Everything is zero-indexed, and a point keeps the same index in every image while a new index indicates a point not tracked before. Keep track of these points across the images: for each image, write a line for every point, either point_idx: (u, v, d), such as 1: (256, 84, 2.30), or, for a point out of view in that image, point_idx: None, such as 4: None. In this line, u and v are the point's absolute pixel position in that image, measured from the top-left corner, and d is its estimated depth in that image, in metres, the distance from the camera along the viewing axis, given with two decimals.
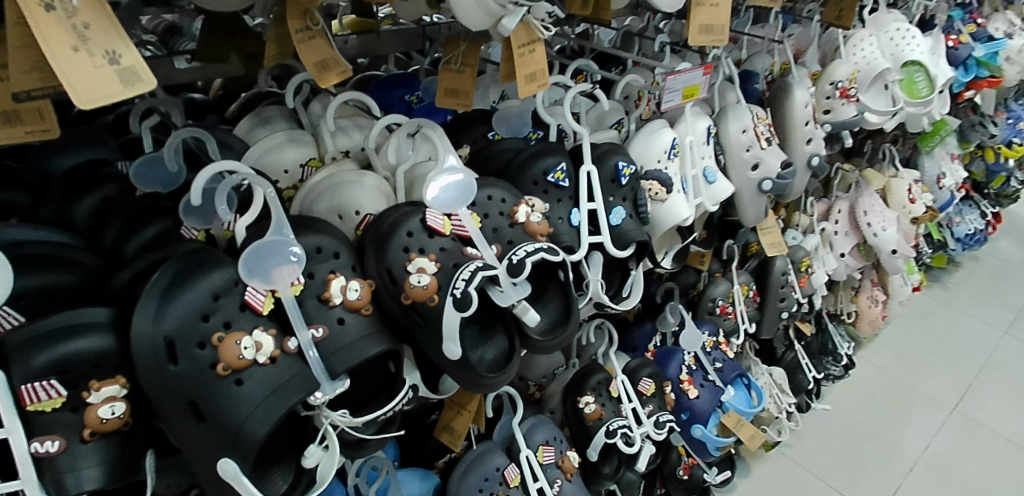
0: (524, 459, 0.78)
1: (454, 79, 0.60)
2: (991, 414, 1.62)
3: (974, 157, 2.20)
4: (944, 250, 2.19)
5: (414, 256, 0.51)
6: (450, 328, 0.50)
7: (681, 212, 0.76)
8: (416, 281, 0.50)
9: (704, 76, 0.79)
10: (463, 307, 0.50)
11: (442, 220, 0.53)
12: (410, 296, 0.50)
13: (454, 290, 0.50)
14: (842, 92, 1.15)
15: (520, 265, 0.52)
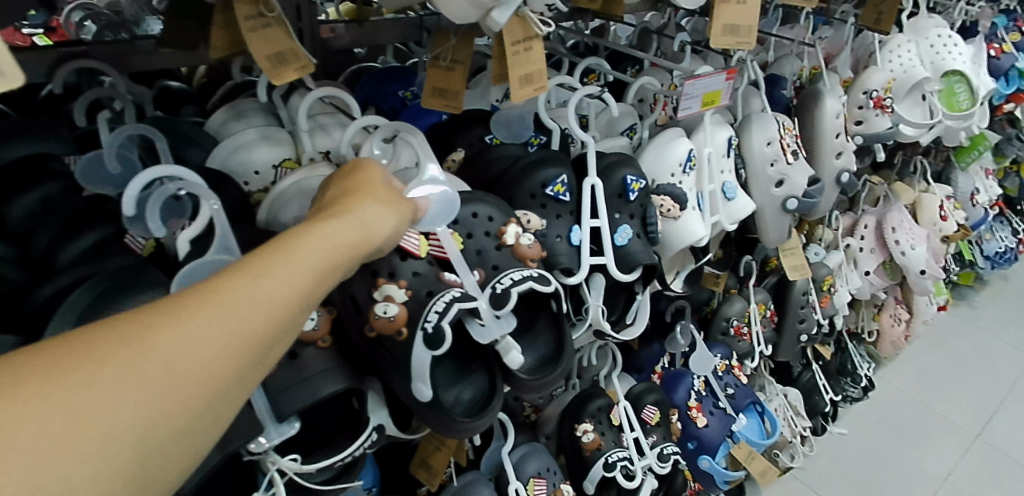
0: (513, 492, 0.71)
1: (443, 78, 0.54)
2: (1016, 443, 1.53)
3: (1008, 172, 2.09)
4: (972, 267, 2.08)
5: (382, 282, 0.45)
6: (419, 367, 0.44)
7: (695, 232, 0.68)
8: (384, 313, 0.44)
9: (727, 81, 0.71)
10: (435, 345, 0.44)
11: (417, 241, 0.46)
12: (375, 328, 0.44)
13: (426, 324, 0.44)
14: (876, 102, 1.06)
15: (505, 296, 0.47)
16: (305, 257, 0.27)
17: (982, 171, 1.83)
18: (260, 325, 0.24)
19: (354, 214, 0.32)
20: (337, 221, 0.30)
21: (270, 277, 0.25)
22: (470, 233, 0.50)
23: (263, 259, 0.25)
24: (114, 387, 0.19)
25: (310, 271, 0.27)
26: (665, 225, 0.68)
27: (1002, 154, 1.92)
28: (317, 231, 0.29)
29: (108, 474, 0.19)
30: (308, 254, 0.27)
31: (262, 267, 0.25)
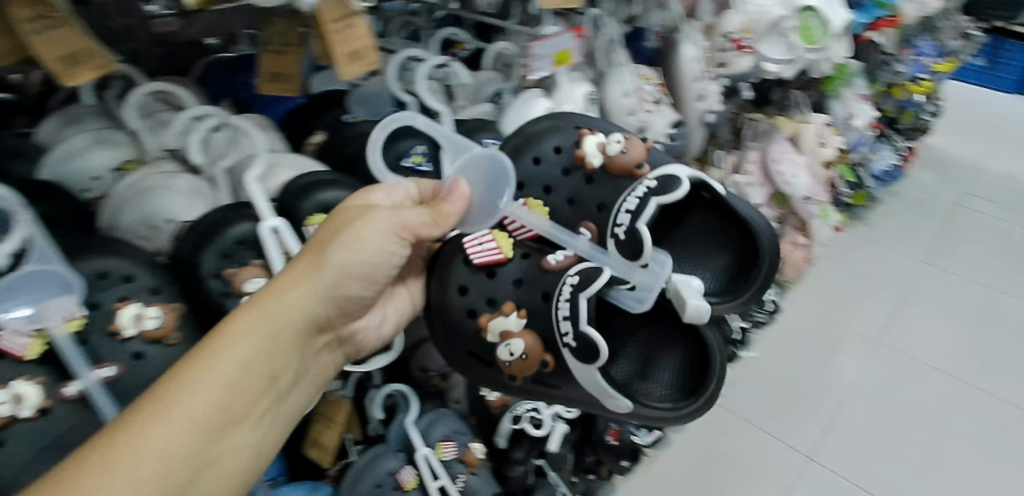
0: (422, 458, 0.73)
1: (276, 62, 0.57)
2: (915, 344, 1.64)
3: (885, 95, 2.11)
4: (863, 188, 2.10)
5: (485, 323, 0.59)
6: (586, 375, 0.53)
7: (676, 171, 0.61)
8: (512, 352, 0.56)
9: (576, 40, 0.74)
10: (591, 359, 0.52)
11: (496, 238, 0.61)
12: (512, 369, 0.57)
13: (568, 341, 0.53)
14: (734, 43, 1.13)
15: (636, 236, 0.57)
16: (258, 338, 0.38)
17: (857, 96, 1.89)
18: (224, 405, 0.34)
19: (304, 282, 0.42)
20: (290, 295, 0.41)
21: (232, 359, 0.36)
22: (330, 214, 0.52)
23: (222, 351, 0.36)
24: (141, 465, 0.29)
25: (260, 349, 0.38)
26: (652, 176, 0.60)
27: (875, 79, 2.01)
28: (267, 309, 0.40)
29: None
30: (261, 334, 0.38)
31: (226, 351, 0.36)
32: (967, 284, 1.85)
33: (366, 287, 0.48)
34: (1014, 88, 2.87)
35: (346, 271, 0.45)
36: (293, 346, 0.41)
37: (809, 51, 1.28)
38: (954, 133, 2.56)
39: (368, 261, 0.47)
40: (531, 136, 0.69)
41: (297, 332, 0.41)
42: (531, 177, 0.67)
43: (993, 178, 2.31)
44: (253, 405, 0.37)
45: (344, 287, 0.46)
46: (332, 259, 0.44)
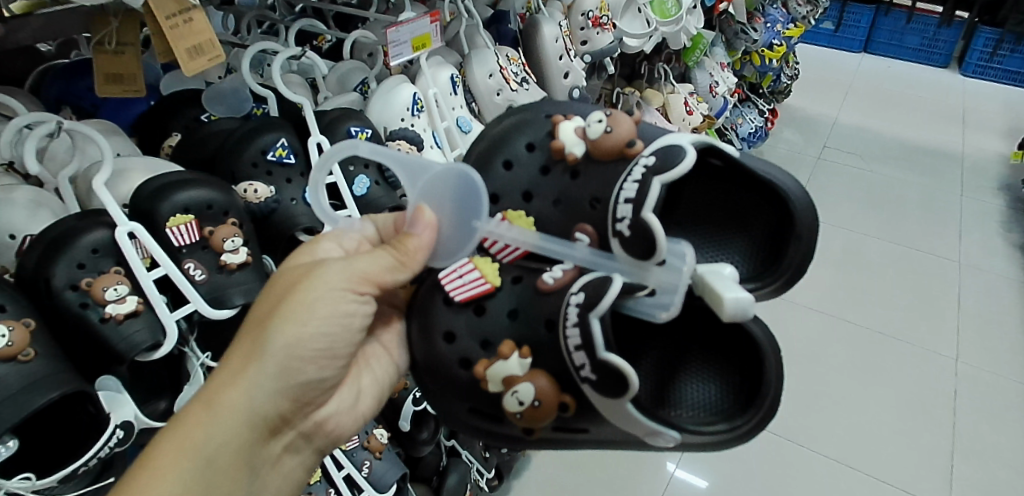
0: (325, 449, 0.74)
1: (114, 63, 0.58)
2: (792, 287, 1.78)
3: (743, 62, 2.29)
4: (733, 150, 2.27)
5: (484, 370, 0.40)
6: (618, 415, 0.35)
7: (678, 137, 0.40)
8: (523, 401, 0.38)
9: (433, 24, 0.76)
10: (619, 391, 0.34)
11: (479, 267, 0.43)
12: (533, 420, 0.38)
13: (584, 375, 0.35)
14: (593, 22, 1.18)
15: (643, 228, 0.37)
16: (199, 449, 0.36)
17: (717, 65, 2.03)
18: None
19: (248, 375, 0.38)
20: (235, 391, 0.38)
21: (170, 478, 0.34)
22: (193, 214, 0.52)
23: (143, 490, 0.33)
24: None
25: (200, 461, 0.36)
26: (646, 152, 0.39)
27: (733, 48, 2.15)
28: (204, 412, 0.37)
29: None
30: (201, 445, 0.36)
31: (161, 470, 0.34)
32: (836, 228, 2.02)
33: (336, 357, 0.42)
34: (859, 47, 3.18)
35: (298, 351, 0.39)
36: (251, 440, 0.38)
37: (664, 25, 1.38)
38: (809, 94, 2.83)
39: (324, 332, 0.40)
40: (502, 133, 0.51)
41: (252, 426, 0.38)
42: (505, 185, 0.48)
43: (846, 130, 2.56)
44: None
45: (306, 365, 0.40)
46: (274, 342, 0.38)
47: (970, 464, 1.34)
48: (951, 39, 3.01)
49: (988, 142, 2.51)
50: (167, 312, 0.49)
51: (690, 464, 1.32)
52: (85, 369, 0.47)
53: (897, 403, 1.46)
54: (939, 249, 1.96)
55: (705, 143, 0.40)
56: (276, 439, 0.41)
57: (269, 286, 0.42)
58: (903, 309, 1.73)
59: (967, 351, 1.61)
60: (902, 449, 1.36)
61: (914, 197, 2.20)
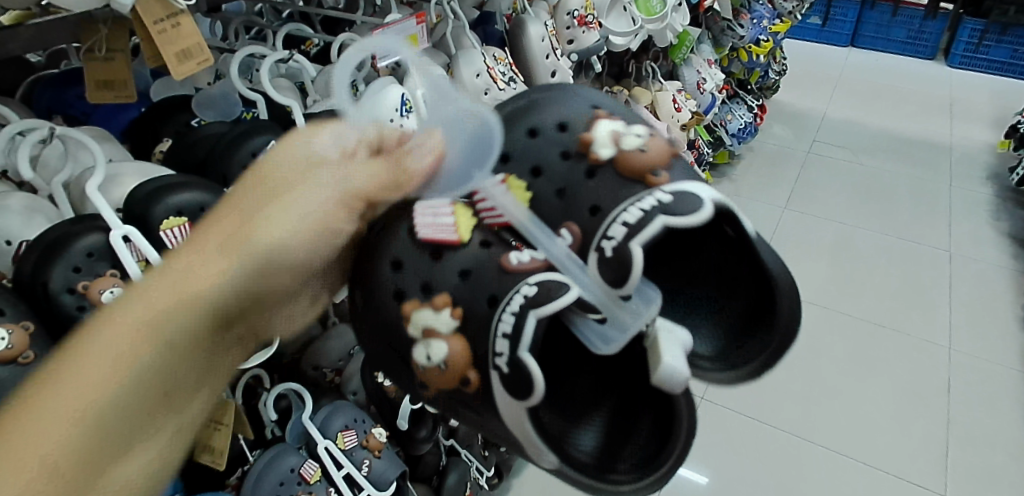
0: (323, 450, 0.76)
1: (106, 70, 0.60)
2: None
3: (732, 59, 2.32)
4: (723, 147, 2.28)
5: (410, 312, 0.43)
6: (511, 415, 0.40)
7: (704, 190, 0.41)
8: (431, 358, 0.42)
9: (419, 25, 0.77)
10: (523, 394, 0.39)
11: (454, 210, 0.45)
12: (439, 383, 0.42)
13: (500, 365, 0.39)
14: (579, 21, 1.20)
15: (624, 256, 0.39)
16: (117, 370, 0.25)
17: (704, 62, 2.04)
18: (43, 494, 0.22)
19: (184, 275, 0.28)
20: (166, 296, 0.27)
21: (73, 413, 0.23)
22: (186, 216, 0.52)
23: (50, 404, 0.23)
24: None
25: (122, 384, 0.25)
26: (666, 188, 0.40)
27: (721, 45, 2.19)
28: (118, 327, 0.26)
29: None
30: (114, 367, 0.25)
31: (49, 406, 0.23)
32: (828, 222, 2.04)
33: (300, 256, 0.33)
34: (846, 41, 3.21)
35: (246, 246, 0.30)
36: (197, 355, 0.28)
37: (650, 22, 1.40)
38: (797, 90, 2.85)
39: (307, 243, 0.33)
40: (536, 99, 0.52)
41: (202, 336, 0.28)
42: (511, 150, 0.49)
43: (835, 124, 2.58)
44: (129, 456, 0.25)
45: (256, 262, 0.30)
46: (262, 239, 0.30)
47: (965, 450, 1.36)
48: (937, 31, 3.04)
49: (976, 132, 2.53)
50: None
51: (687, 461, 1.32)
52: None
53: (892, 392, 1.48)
54: (929, 238, 1.98)
55: (723, 205, 0.43)
56: (228, 354, 0.31)
57: (256, 171, 0.34)
58: (895, 299, 1.75)
59: (960, 339, 1.63)
60: (897, 437, 1.38)
61: (904, 188, 2.22)
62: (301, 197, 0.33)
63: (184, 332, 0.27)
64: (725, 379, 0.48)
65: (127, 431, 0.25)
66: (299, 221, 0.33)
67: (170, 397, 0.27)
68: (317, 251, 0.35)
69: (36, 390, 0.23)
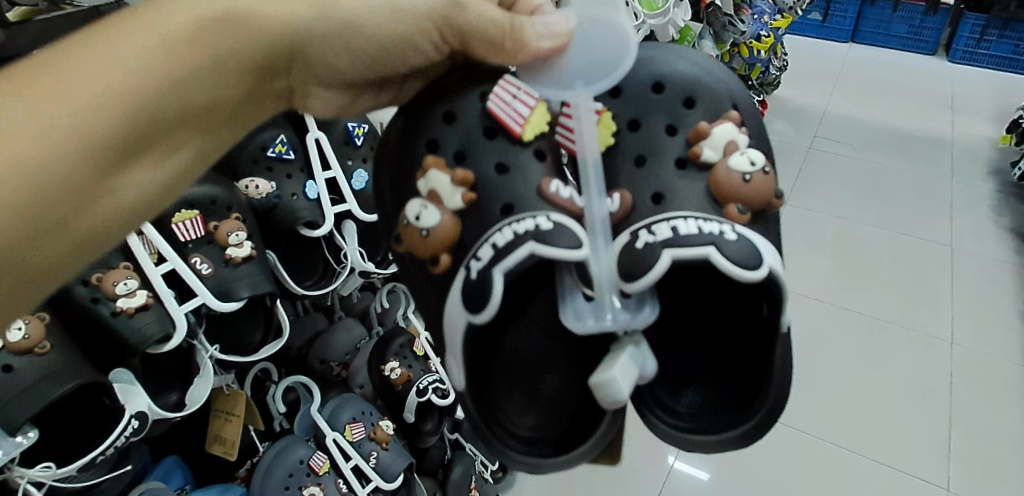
0: (332, 442, 0.77)
1: None
2: (788, 276, 1.80)
3: (733, 54, 2.30)
4: None
5: (430, 172, 0.50)
6: (458, 317, 0.47)
7: (769, 257, 0.46)
8: (419, 221, 0.49)
9: None
10: (473, 309, 0.46)
11: (534, 109, 0.52)
12: (410, 243, 0.50)
13: (476, 263, 0.47)
14: None
15: (648, 255, 0.46)
16: (117, 89, 0.34)
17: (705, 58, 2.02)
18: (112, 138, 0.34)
19: (71, 85, 0.32)
20: (61, 97, 0.32)
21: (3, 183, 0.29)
22: (198, 209, 0.53)
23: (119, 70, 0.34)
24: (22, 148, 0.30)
25: (40, 172, 0.30)
26: (738, 229, 0.46)
27: (722, 40, 2.15)
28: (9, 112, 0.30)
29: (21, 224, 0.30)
30: (30, 155, 0.30)
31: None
32: (829, 217, 2.04)
33: (189, 88, 0.38)
34: (847, 37, 3.19)
35: (125, 71, 0.35)
36: (99, 159, 0.34)
37: (652, 17, 1.40)
38: (798, 86, 2.84)
39: (361, 42, 0.47)
40: (699, 71, 0.57)
41: (104, 145, 0.34)
42: (639, 99, 0.56)
43: (835, 120, 2.58)
44: (54, 235, 0.33)
45: (224, 48, 0.40)
46: (293, 30, 0.44)
47: (967, 443, 1.37)
48: (937, 26, 3.04)
49: (977, 127, 2.53)
50: (176, 305, 0.50)
51: (690, 458, 1.32)
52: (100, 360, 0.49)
53: (894, 386, 1.49)
54: (930, 233, 1.99)
55: (776, 284, 0.46)
56: (128, 167, 0.37)
57: None
58: (895, 294, 1.75)
59: (961, 333, 1.63)
60: (898, 430, 1.39)
61: (905, 184, 2.22)
62: (187, 43, 0.38)
63: (83, 135, 0.32)
64: (674, 434, 0.54)
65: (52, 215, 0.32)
66: (182, 61, 0.37)
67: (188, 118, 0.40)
68: (208, 93, 0.40)
69: (113, 64, 0.34)
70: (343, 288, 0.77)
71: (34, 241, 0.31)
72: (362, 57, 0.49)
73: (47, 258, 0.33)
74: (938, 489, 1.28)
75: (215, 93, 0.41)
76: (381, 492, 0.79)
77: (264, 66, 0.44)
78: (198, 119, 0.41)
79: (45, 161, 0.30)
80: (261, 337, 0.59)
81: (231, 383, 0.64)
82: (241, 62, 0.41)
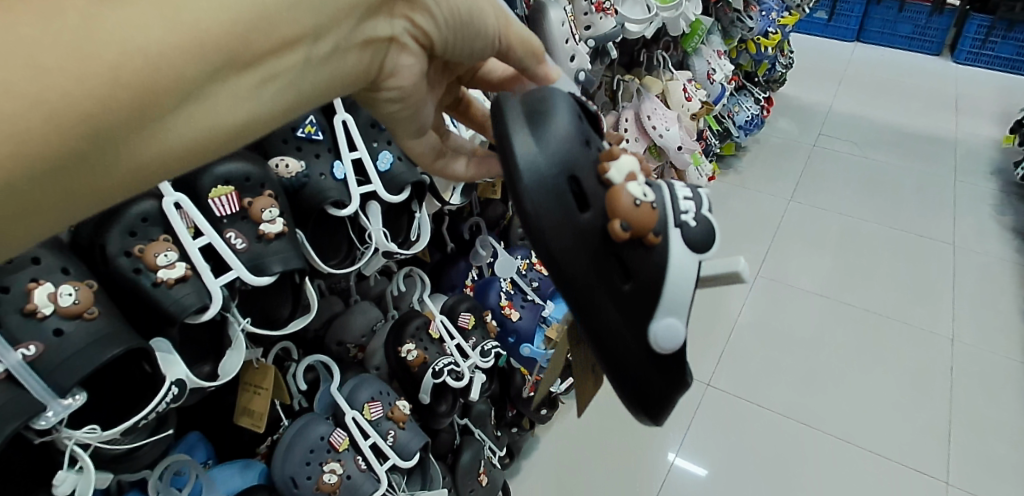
0: (351, 421, 0.78)
1: None
2: (792, 271, 1.82)
3: (740, 50, 2.27)
4: (730, 139, 2.28)
5: (617, 156, 0.39)
6: (688, 267, 0.41)
7: None
8: (645, 197, 0.39)
9: None
10: (701, 247, 0.41)
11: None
12: (643, 220, 0.38)
13: (687, 217, 0.41)
14: (597, 7, 1.22)
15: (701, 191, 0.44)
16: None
17: (713, 53, 2.01)
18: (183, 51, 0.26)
19: None
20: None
21: (61, 71, 0.22)
22: (233, 185, 0.55)
23: None
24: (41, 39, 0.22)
25: (105, 75, 0.23)
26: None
27: (730, 36, 2.15)
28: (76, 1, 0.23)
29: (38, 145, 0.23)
30: (83, 61, 0.23)
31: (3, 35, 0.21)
32: (832, 214, 2.06)
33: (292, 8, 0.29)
34: (853, 36, 3.20)
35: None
36: (183, 75, 0.26)
37: (664, 10, 1.41)
38: (803, 84, 2.85)
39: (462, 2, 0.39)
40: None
41: (193, 60, 0.26)
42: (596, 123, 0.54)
43: (840, 118, 2.59)
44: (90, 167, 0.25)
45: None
46: None
47: (966, 437, 1.39)
48: (943, 27, 3.04)
49: (981, 128, 2.54)
50: (212, 277, 0.52)
51: (691, 452, 1.34)
52: (142, 329, 0.51)
53: (896, 381, 1.50)
54: (934, 232, 2.00)
55: None
56: (219, 88, 0.28)
57: None
58: (898, 291, 1.76)
59: (963, 331, 1.65)
60: (898, 424, 1.40)
61: (909, 182, 2.23)
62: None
63: (154, 46, 0.24)
64: None
65: (107, 135, 0.25)
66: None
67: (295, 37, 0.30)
68: (312, 19, 0.30)
69: None
70: (365, 269, 0.78)
71: (85, 152, 0.24)
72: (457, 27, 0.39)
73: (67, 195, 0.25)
74: (938, 482, 1.30)
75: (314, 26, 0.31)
76: (399, 469, 0.81)
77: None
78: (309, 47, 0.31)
79: (112, 60, 0.23)
80: (289, 312, 0.61)
81: (260, 357, 0.67)
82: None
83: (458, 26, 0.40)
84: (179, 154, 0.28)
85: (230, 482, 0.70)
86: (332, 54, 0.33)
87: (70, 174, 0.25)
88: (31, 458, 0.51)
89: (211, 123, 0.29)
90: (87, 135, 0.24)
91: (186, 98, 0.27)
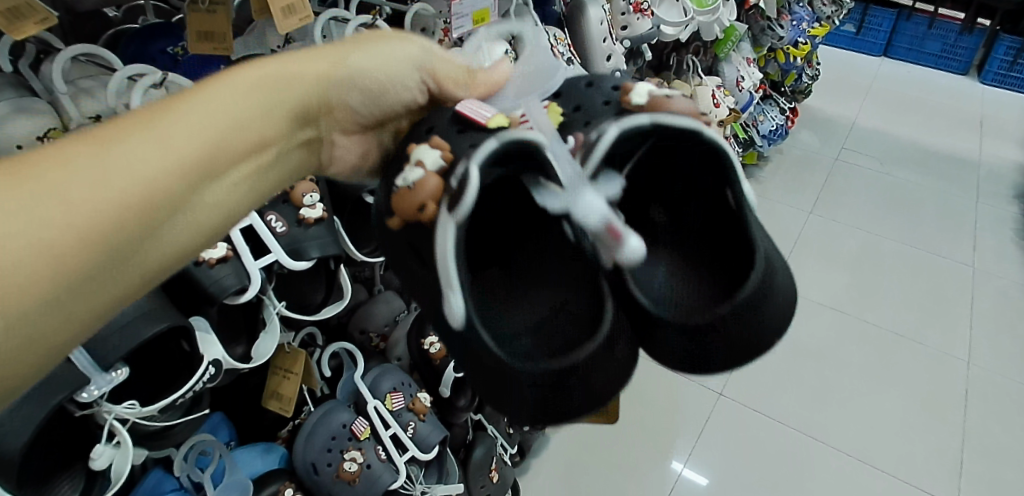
0: (372, 410, 0.78)
1: (204, 21, 0.62)
2: (809, 284, 1.80)
3: (769, 59, 2.25)
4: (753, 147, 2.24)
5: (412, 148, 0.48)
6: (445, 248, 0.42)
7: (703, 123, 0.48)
8: (406, 179, 0.45)
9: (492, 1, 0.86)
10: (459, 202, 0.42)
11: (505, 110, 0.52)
12: (400, 204, 0.45)
13: (455, 179, 0.43)
14: (634, 8, 1.21)
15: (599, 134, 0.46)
16: (182, 126, 0.32)
17: (743, 60, 1.97)
18: (178, 171, 0.32)
19: (156, 125, 0.31)
20: (142, 133, 0.31)
21: (82, 205, 0.27)
22: None
23: (179, 103, 0.33)
24: (75, 177, 0.27)
25: (117, 199, 0.28)
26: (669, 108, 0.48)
27: (759, 44, 2.11)
28: (97, 142, 0.29)
29: (70, 256, 0.26)
30: (110, 183, 0.28)
31: (32, 193, 0.26)
32: (852, 229, 2.03)
33: (249, 126, 0.37)
34: (880, 50, 3.16)
35: (201, 115, 0.34)
36: (174, 191, 0.31)
37: (700, 14, 1.39)
38: (829, 96, 2.81)
39: (388, 75, 0.47)
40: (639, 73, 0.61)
41: (178, 178, 0.32)
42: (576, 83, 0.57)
43: (865, 133, 2.55)
44: (112, 278, 0.29)
45: (288, 88, 0.40)
46: (351, 62, 0.45)
47: (978, 462, 1.36)
48: (971, 47, 2.98)
49: (1005, 150, 2.50)
50: (252, 259, 0.52)
51: (699, 464, 1.32)
52: (181, 308, 0.51)
53: (908, 402, 1.48)
54: (954, 253, 1.97)
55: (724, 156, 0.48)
56: (198, 196, 0.34)
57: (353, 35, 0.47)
58: (917, 311, 1.73)
59: (980, 355, 1.62)
60: (908, 445, 1.38)
61: (929, 201, 2.20)
62: (248, 86, 0.38)
63: (161, 168, 0.31)
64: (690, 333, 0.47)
65: (123, 248, 0.29)
66: (240, 104, 0.37)
67: (252, 146, 0.37)
68: (260, 131, 0.38)
69: (172, 99, 0.34)
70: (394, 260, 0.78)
71: (106, 268, 0.29)
72: (376, 100, 0.47)
73: (91, 302, 0.29)
74: None
75: (267, 136, 0.39)
76: (417, 461, 0.80)
77: (326, 94, 0.44)
78: (258, 156, 0.38)
79: (122, 190, 0.29)
80: (322, 298, 0.61)
81: (291, 342, 0.68)
82: (289, 106, 0.41)
83: (374, 100, 0.47)
84: (171, 255, 0.33)
85: (252, 465, 0.71)
86: (277, 157, 0.41)
87: (97, 285, 0.29)
88: (70, 432, 0.52)
89: (194, 224, 0.34)
90: (104, 255, 0.28)
91: (178, 206, 0.32)
